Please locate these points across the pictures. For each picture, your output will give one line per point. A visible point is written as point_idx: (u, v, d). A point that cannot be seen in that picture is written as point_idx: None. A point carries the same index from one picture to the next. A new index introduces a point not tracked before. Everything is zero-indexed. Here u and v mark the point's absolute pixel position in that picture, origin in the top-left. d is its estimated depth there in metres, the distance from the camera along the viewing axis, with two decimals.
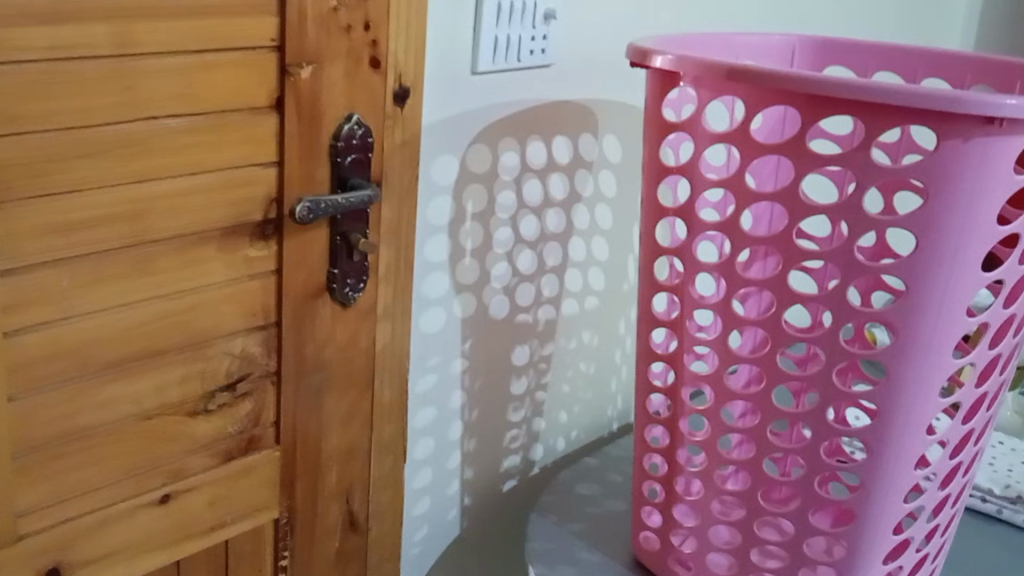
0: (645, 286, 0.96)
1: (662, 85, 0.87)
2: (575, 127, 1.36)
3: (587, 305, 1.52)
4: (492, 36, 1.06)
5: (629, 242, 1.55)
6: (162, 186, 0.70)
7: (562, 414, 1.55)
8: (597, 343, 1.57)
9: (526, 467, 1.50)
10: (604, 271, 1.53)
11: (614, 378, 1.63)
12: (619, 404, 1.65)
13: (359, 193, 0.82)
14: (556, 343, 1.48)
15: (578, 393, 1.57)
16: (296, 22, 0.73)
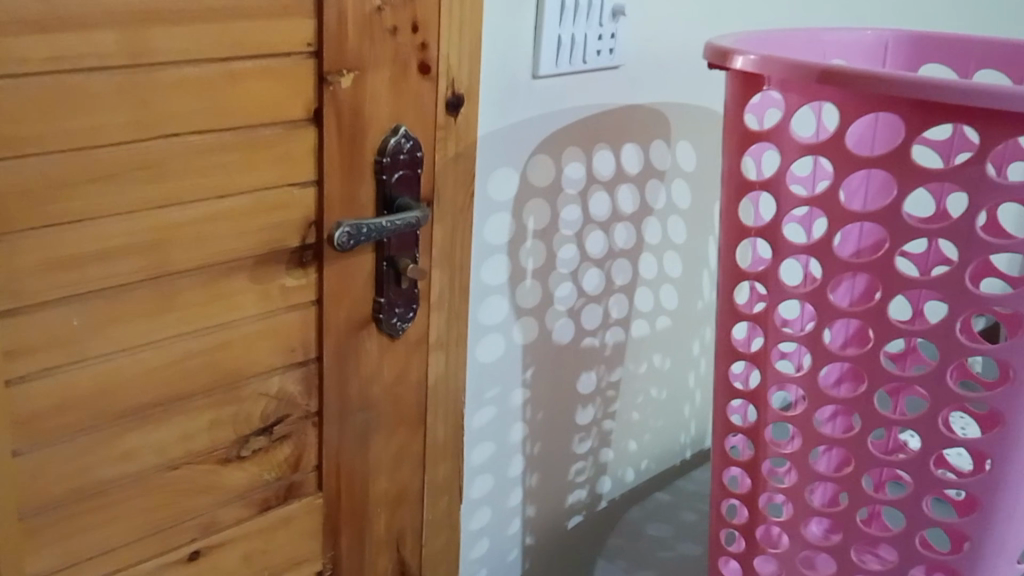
0: (722, 314, 0.83)
1: (744, 91, 0.74)
2: (646, 135, 1.26)
3: (658, 325, 1.43)
4: (556, 36, 0.96)
5: (701, 259, 1.46)
6: (186, 213, 0.62)
7: (630, 442, 1.46)
8: (669, 366, 1.48)
9: (593, 502, 1.42)
10: (676, 288, 1.44)
11: (687, 405, 1.55)
12: (693, 429, 1.58)
13: (406, 215, 0.73)
14: (625, 367, 1.39)
15: (648, 420, 1.48)
16: (335, 25, 0.65)
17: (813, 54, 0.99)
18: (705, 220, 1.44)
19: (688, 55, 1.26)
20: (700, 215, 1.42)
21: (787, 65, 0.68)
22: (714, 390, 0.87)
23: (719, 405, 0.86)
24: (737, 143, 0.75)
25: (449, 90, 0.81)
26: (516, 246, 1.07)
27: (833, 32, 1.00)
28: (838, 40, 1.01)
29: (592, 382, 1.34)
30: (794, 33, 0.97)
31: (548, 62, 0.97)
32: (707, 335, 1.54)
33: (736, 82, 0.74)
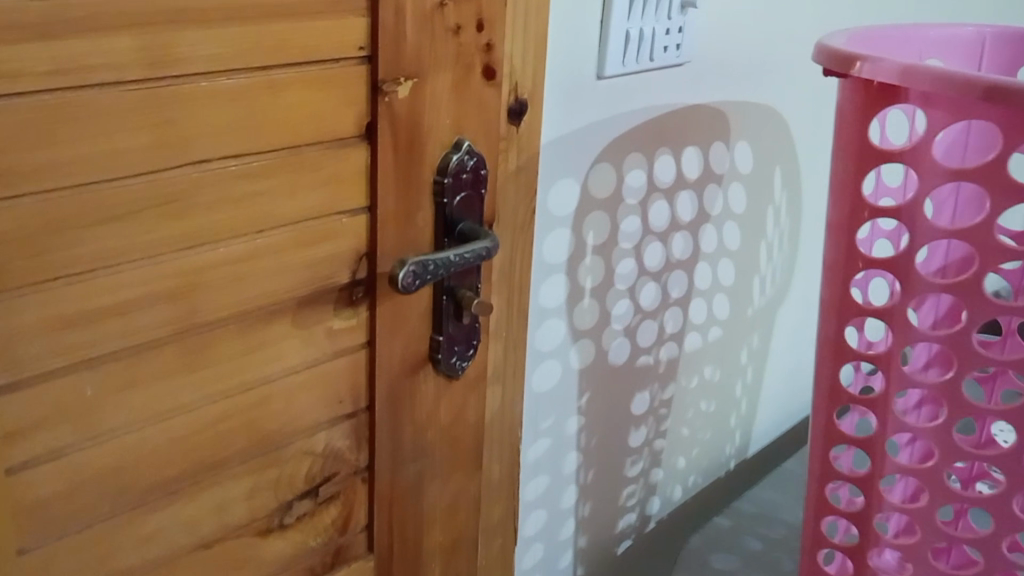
0: (828, 354, 0.78)
1: (865, 106, 0.66)
2: (707, 137, 1.15)
3: (710, 336, 1.32)
4: (624, 31, 0.86)
5: (754, 264, 1.36)
6: (223, 253, 0.51)
7: (679, 458, 1.36)
8: (719, 379, 1.38)
9: (642, 523, 1.32)
10: (729, 297, 1.33)
11: (734, 415, 1.46)
12: (738, 439, 1.49)
13: (474, 247, 0.62)
14: (677, 383, 1.29)
15: (697, 434, 1.38)
16: (392, 23, 0.54)
17: (910, 52, 0.88)
18: (759, 222, 1.33)
19: (748, 49, 1.15)
20: (757, 219, 1.32)
21: (937, 76, 0.60)
22: (816, 437, 0.83)
23: (823, 452, 0.82)
24: (852, 162, 0.69)
25: (513, 93, 0.70)
26: (574, 263, 0.97)
27: (933, 28, 0.89)
28: (936, 35, 0.90)
29: (645, 402, 1.24)
30: (892, 28, 0.86)
31: (615, 61, 0.86)
32: (756, 342, 1.44)
33: (853, 92, 0.66)
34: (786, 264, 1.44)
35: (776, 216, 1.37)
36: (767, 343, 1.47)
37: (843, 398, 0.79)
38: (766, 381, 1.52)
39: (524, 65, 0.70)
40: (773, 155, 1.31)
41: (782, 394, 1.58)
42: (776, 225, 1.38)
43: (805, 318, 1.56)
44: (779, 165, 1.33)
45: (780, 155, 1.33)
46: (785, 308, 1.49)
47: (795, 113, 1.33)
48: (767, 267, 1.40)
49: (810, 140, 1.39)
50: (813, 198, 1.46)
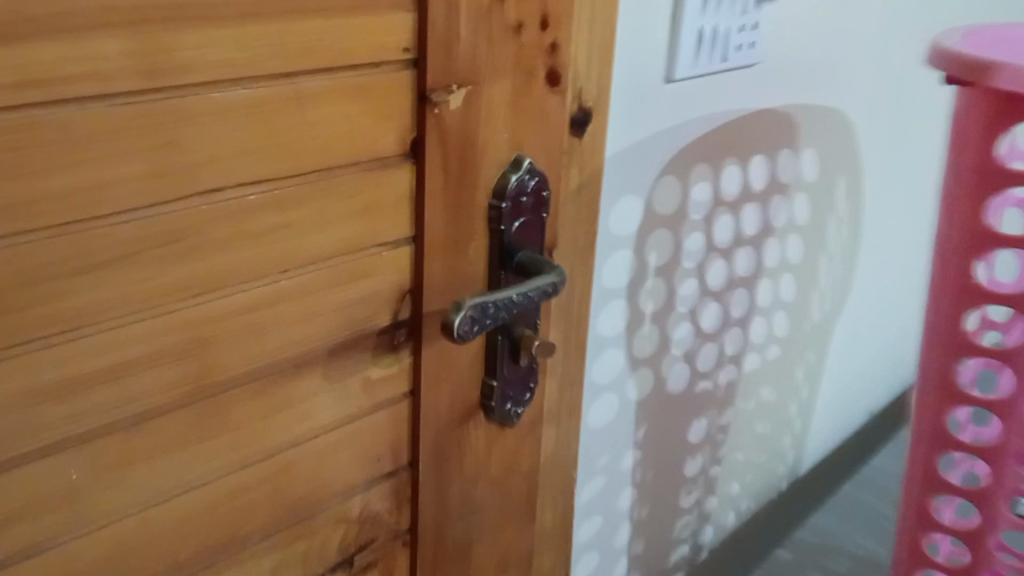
0: (934, 399, 0.73)
1: (995, 120, 0.63)
2: (775, 145, 1.04)
3: (769, 356, 1.21)
4: (698, 27, 0.76)
5: (814, 277, 1.23)
6: (240, 299, 0.42)
7: (733, 484, 1.25)
8: (775, 399, 1.27)
9: (694, 553, 1.22)
10: (788, 314, 1.21)
11: (787, 434, 1.33)
12: (790, 457, 1.37)
13: (540, 283, 0.53)
14: (734, 407, 1.18)
15: (751, 457, 1.27)
16: (444, 21, 0.45)
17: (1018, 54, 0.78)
18: (819, 235, 1.21)
19: (826, 48, 1.04)
20: (822, 231, 1.21)
21: None
22: (910, 487, 0.77)
23: (921, 502, 0.77)
24: (972, 179, 0.66)
25: (577, 102, 0.60)
26: (634, 286, 0.88)
27: None
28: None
29: (703, 429, 1.14)
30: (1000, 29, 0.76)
31: (685, 61, 0.76)
32: (812, 358, 1.32)
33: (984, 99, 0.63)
34: (842, 275, 1.31)
35: (838, 227, 1.24)
36: (823, 359, 1.35)
37: (949, 446, 0.73)
38: (821, 396, 1.39)
39: (588, 68, 0.60)
40: (838, 161, 1.18)
41: (837, 408, 1.45)
42: (838, 236, 1.26)
43: (864, 331, 1.44)
44: (842, 174, 1.20)
45: (844, 163, 1.20)
46: (841, 321, 1.36)
47: (862, 120, 1.20)
48: (826, 280, 1.27)
49: (880, 146, 1.27)
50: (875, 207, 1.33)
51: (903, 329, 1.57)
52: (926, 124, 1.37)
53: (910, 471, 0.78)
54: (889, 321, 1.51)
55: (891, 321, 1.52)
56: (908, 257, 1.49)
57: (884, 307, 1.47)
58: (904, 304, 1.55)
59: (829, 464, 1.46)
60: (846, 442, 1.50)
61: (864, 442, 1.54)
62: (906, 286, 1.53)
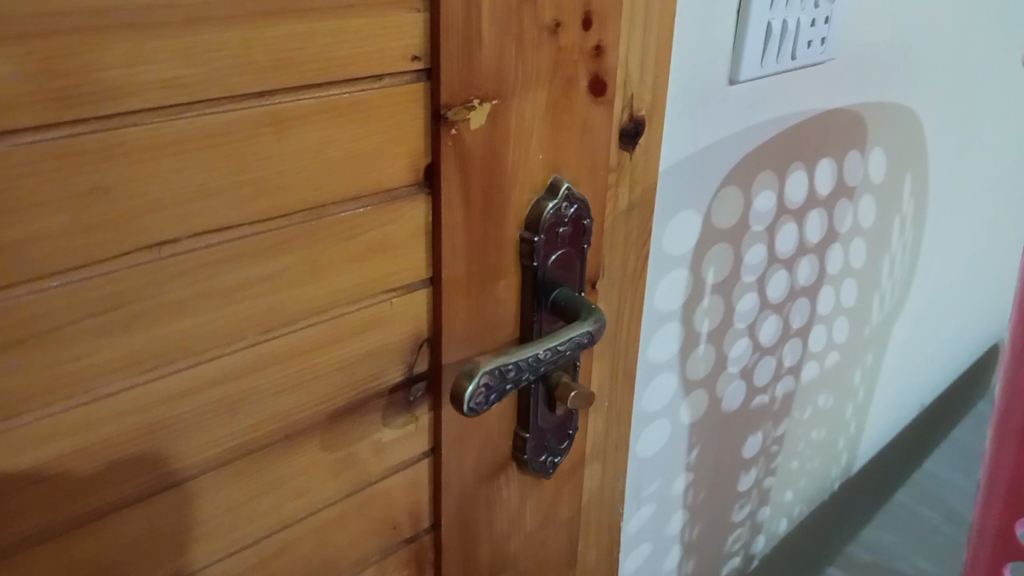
0: (1015, 457, 0.65)
1: None
2: (844, 144, 0.90)
3: (829, 363, 1.08)
4: (765, 23, 0.66)
5: (878, 277, 1.09)
6: (204, 373, 0.35)
7: (785, 490, 1.12)
8: (833, 405, 1.13)
9: (745, 564, 1.09)
10: (850, 320, 1.08)
11: (842, 438, 1.19)
12: (844, 458, 1.22)
13: (574, 334, 0.45)
14: (791, 419, 1.05)
15: (807, 464, 1.14)
16: (462, 22, 0.36)
17: None
18: (885, 237, 1.06)
19: (912, 43, 0.92)
20: (886, 233, 1.06)
21: None
22: (981, 548, 0.70)
23: (991, 566, 0.69)
24: None
25: (628, 111, 0.51)
26: (690, 306, 0.78)
27: None
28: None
29: (758, 442, 1.01)
30: None
31: (752, 61, 0.67)
32: (870, 360, 1.17)
33: None
34: (903, 274, 1.15)
35: (902, 227, 1.09)
36: (880, 363, 1.20)
37: None
38: (878, 401, 1.24)
39: (642, 71, 0.51)
40: (908, 158, 1.03)
41: (893, 412, 1.30)
42: (900, 239, 1.10)
43: (931, 340, 1.32)
44: (909, 171, 1.05)
45: (912, 158, 1.04)
46: (898, 325, 1.20)
47: (939, 123, 1.06)
48: (887, 283, 1.12)
49: (960, 148, 1.14)
50: (944, 203, 1.17)
51: (968, 338, 1.44)
52: (1012, 117, 1.22)
53: (981, 528, 0.70)
54: (952, 328, 1.37)
55: (956, 329, 1.38)
56: (982, 261, 1.36)
57: (950, 314, 1.34)
58: (972, 311, 1.41)
59: (885, 470, 1.33)
60: (906, 447, 1.38)
61: (922, 449, 1.41)
62: (977, 293, 1.40)
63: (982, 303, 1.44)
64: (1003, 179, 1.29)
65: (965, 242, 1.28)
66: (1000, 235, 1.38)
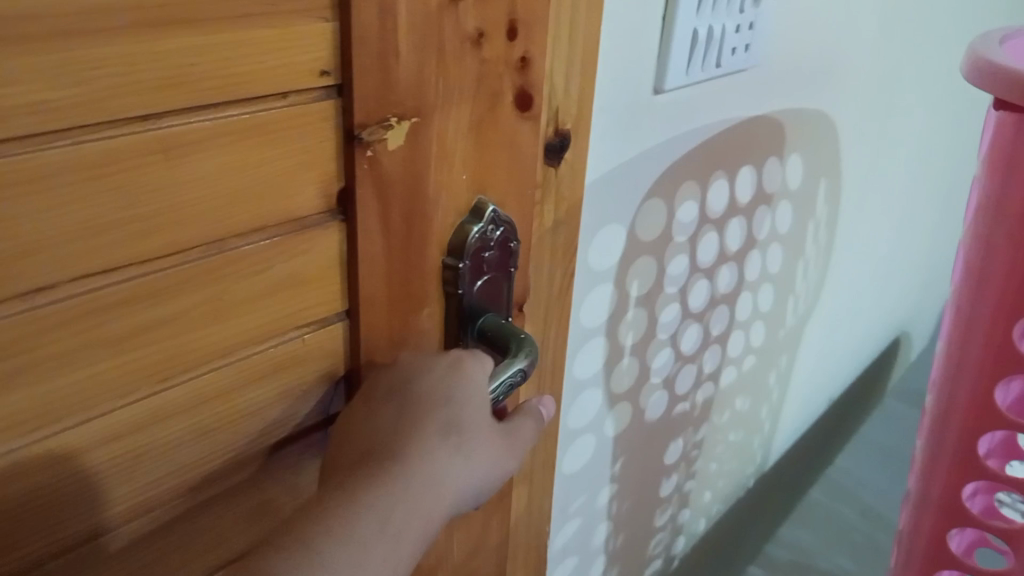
0: (949, 469, 0.64)
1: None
2: (764, 151, 0.89)
3: (745, 368, 1.07)
4: (691, 30, 0.65)
5: (794, 280, 1.08)
6: (109, 424, 0.32)
7: (704, 492, 1.10)
8: (749, 407, 1.12)
9: (666, 566, 1.08)
10: (767, 325, 1.06)
11: (757, 437, 1.18)
12: (760, 457, 1.22)
13: (503, 382, 0.41)
14: (710, 423, 1.04)
15: (723, 465, 1.13)
16: (376, 34, 0.32)
17: None
18: (800, 243, 1.05)
19: (828, 52, 0.92)
20: (802, 240, 1.05)
21: None
22: (911, 555, 0.70)
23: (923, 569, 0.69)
24: (1008, 224, 0.56)
25: (552, 125, 0.48)
26: (615, 318, 0.76)
27: None
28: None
29: (680, 448, 0.99)
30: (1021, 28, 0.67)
31: (676, 71, 0.65)
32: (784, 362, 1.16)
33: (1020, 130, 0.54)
34: (817, 279, 1.15)
35: (815, 231, 1.08)
36: (794, 364, 1.19)
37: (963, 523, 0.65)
38: (792, 399, 1.24)
39: (567, 83, 0.48)
40: (823, 164, 1.02)
41: (807, 409, 1.31)
42: (815, 242, 1.09)
43: (842, 339, 1.33)
44: (823, 177, 1.04)
45: (827, 164, 1.04)
46: (812, 325, 1.20)
47: (852, 130, 1.06)
48: (803, 287, 1.12)
49: (870, 153, 1.14)
50: (857, 206, 1.17)
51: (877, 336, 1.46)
52: (921, 120, 1.24)
53: (913, 542, 0.69)
54: (862, 328, 1.39)
55: (866, 328, 1.40)
56: (890, 262, 1.38)
57: (860, 316, 1.36)
58: (879, 311, 1.43)
59: (797, 463, 1.34)
60: (819, 442, 1.39)
61: (832, 442, 1.43)
62: (886, 291, 1.42)
63: (890, 302, 1.46)
64: (910, 180, 1.31)
65: (873, 244, 1.29)
66: (907, 236, 1.40)
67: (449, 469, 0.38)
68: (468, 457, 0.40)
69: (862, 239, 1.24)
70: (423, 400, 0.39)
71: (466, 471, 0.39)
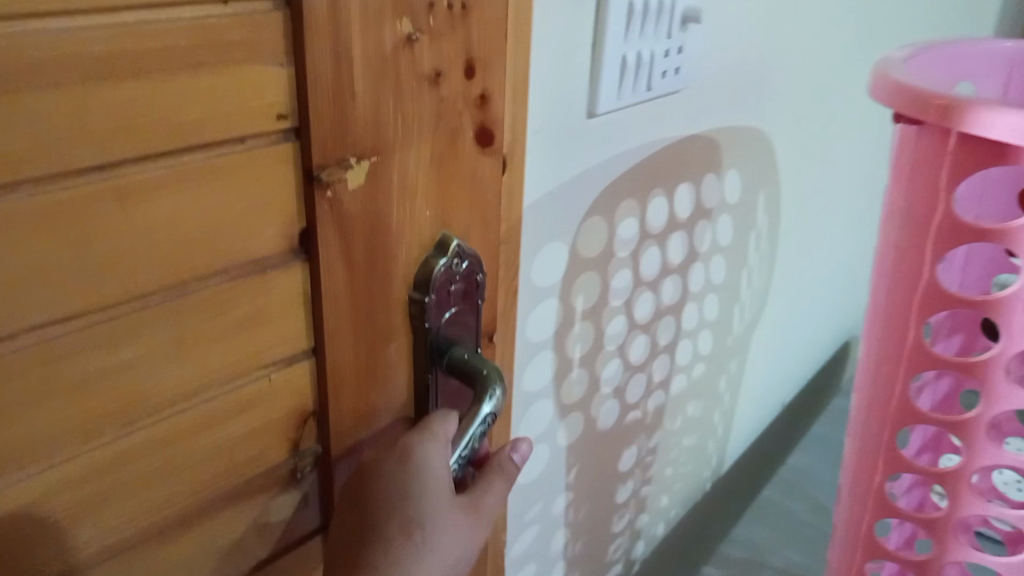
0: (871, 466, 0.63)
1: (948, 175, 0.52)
2: (704, 155, 0.80)
3: (696, 374, 0.96)
4: (621, 57, 0.62)
5: (757, 300, 1.03)
6: (74, 468, 0.32)
7: (662, 495, 0.99)
8: (703, 410, 1.01)
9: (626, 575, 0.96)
10: (714, 332, 0.96)
11: (713, 444, 1.07)
12: (716, 458, 1.10)
13: (473, 434, 0.42)
14: (663, 430, 0.93)
15: (682, 466, 1.01)
16: (332, 76, 0.33)
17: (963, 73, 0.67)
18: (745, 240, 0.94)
19: (766, 60, 0.85)
20: (745, 248, 0.95)
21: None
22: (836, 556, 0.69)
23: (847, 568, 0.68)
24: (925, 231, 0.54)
25: None
26: (561, 334, 0.70)
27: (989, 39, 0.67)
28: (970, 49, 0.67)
29: (633, 456, 0.89)
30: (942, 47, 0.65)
31: (608, 93, 0.63)
32: (735, 367, 1.05)
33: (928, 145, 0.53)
34: (765, 288, 1.04)
35: (758, 241, 0.97)
36: (744, 369, 1.08)
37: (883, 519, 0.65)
38: (745, 407, 1.13)
39: None
40: (759, 178, 0.92)
41: (767, 403, 1.20)
42: (759, 252, 0.99)
43: (805, 344, 1.26)
44: (762, 190, 0.94)
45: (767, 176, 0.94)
46: (761, 328, 1.09)
47: (788, 136, 0.96)
48: (749, 295, 1.01)
49: (821, 141, 1.05)
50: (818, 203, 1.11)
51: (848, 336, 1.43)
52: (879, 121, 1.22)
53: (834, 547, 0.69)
54: (832, 328, 1.35)
55: (835, 327, 1.37)
56: (853, 274, 1.34)
57: (826, 329, 1.33)
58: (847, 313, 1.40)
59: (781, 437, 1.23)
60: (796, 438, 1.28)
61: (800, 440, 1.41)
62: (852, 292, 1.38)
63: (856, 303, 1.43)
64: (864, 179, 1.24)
65: (834, 243, 1.23)
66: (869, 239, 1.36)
67: (429, 559, 0.39)
68: (447, 537, 0.40)
69: (819, 237, 1.16)
70: (382, 507, 0.39)
71: (448, 550, 0.40)
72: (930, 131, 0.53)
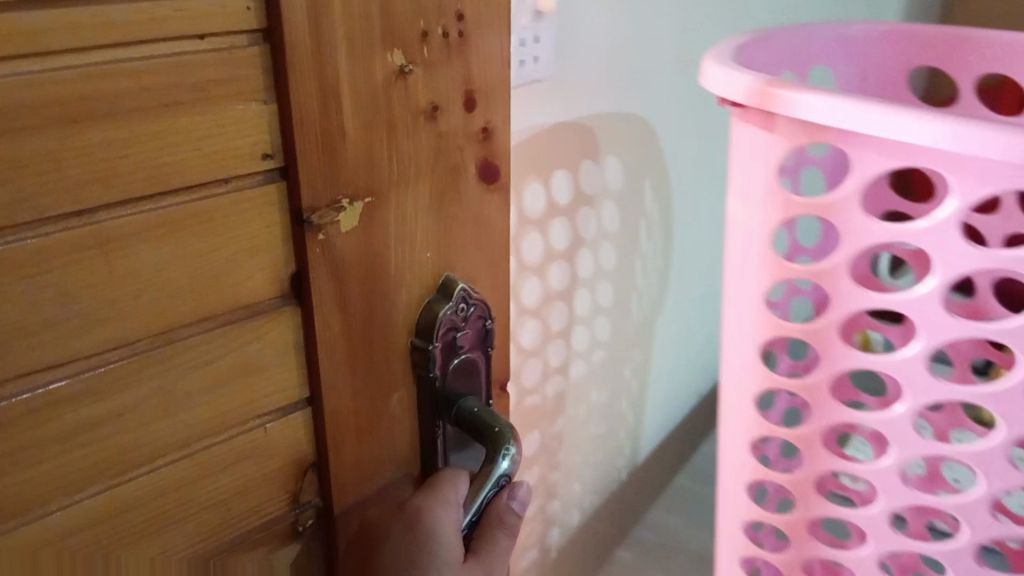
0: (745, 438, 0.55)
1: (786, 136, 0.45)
2: (578, 140, 0.68)
3: (595, 359, 0.81)
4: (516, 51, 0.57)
5: (648, 242, 0.85)
6: (56, 528, 0.29)
7: (574, 478, 0.83)
8: (609, 399, 0.86)
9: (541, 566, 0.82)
10: (613, 321, 0.82)
11: (622, 428, 0.91)
12: (629, 447, 0.93)
13: (482, 494, 0.41)
14: (567, 415, 0.78)
15: (586, 454, 0.84)
16: (319, 113, 0.31)
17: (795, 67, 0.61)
18: (637, 210, 0.81)
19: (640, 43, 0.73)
20: (637, 225, 0.82)
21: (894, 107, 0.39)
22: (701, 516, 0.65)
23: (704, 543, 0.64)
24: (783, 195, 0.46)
25: None
26: None
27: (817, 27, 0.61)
28: (819, 32, 0.61)
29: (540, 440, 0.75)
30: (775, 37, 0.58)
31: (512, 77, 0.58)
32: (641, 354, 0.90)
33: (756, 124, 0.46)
34: (662, 271, 0.90)
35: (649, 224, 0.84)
36: (648, 354, 0.92)
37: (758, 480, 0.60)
38: (651, 384, 0.95)
39: None
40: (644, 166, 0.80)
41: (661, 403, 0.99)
42: (649, 236, 0.85)
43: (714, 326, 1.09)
44: (649, 178, 0.82)
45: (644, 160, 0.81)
46: (661, 312, 0.93)
47: (673, 124, 0.84)
48: (645, 283, 0.87)
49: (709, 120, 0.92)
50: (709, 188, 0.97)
51: None
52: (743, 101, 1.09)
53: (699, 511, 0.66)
54: None
55: None
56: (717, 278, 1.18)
57: None
58: None
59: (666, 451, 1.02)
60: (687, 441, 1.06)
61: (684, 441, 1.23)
62: None
63: None
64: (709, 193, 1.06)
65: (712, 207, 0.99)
66: None
67: None
68: None
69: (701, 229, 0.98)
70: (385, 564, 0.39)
71: None
72: (754, 115, 0.46)
